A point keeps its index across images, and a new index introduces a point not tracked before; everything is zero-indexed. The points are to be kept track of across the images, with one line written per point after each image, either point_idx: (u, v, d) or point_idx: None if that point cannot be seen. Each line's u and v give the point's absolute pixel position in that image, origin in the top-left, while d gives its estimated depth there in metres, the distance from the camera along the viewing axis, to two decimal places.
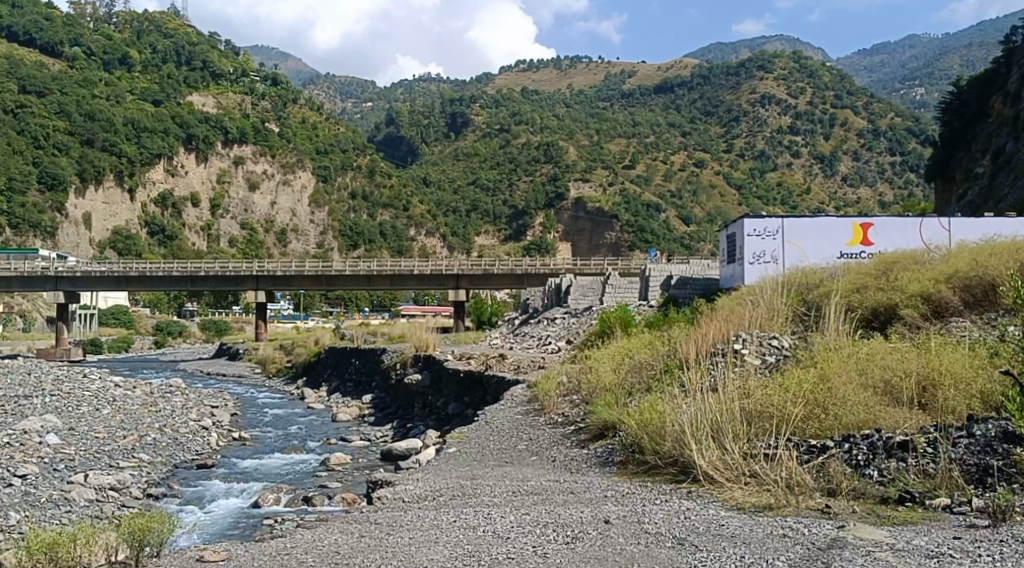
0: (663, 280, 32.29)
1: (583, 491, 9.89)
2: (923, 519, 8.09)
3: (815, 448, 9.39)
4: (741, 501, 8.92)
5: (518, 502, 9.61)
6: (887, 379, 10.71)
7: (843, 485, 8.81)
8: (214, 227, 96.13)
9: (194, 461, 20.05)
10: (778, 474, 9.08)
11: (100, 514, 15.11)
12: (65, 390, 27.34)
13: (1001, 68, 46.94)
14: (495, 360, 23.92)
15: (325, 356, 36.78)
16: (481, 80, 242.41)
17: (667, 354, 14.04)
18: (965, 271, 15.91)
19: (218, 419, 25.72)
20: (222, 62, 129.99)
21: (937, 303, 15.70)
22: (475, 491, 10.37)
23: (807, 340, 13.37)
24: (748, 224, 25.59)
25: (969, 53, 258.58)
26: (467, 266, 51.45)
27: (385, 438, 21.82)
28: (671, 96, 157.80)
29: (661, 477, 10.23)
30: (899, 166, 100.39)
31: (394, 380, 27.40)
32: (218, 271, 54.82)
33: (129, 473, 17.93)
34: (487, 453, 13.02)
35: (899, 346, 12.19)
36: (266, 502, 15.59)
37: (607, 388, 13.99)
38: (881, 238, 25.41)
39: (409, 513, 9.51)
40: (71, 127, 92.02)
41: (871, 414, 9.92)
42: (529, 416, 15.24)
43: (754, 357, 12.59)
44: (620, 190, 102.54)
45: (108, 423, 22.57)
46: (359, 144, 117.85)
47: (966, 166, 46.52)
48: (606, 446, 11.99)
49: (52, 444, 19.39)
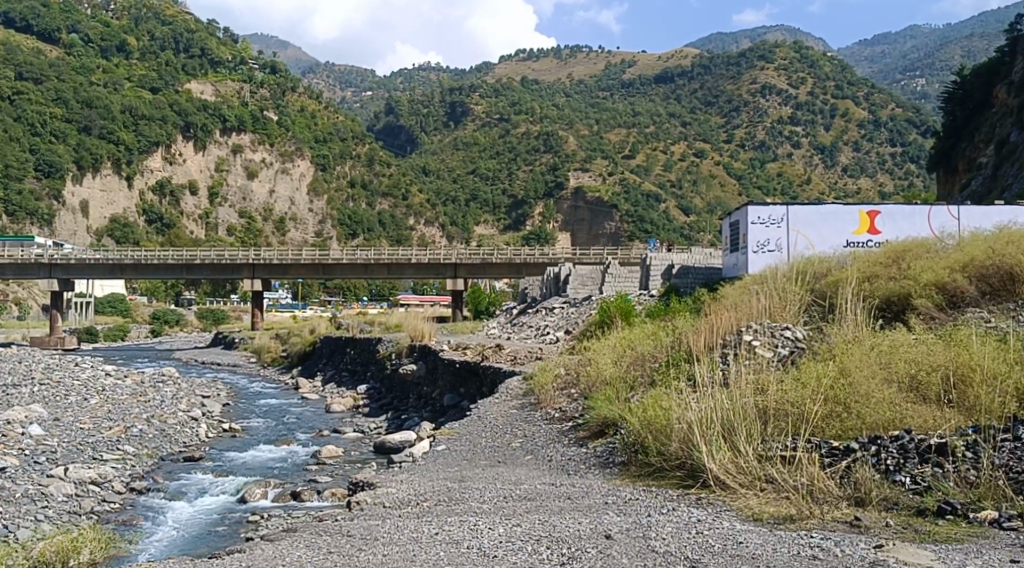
0: (663, 269, 31.40)
1: (581, 497, 9.03)
2: (968, 536, 7.23)
3: (837, 451, 8.51)
4: (758, 512, 8.03)
5: (509, 510, 8.74)
6: (914, 374, 9.83)
7: (871, 493, 7.96)
8: (213, 215, 94.79)
9: (181, 454, 19.17)
10: (799, 481, 8.23)
11: (79, 512, 14.21)
12: (53, 379, 26.42)
13: (1005, 58, 45.87)
14: (491, 350, 23.03)
15: (321, 345, 35.75)
16: (481, 69, 240.68)
17: (671, 346, 13.21)
18: (981, 260, 14.98)
19: (208, 411, 24.82)
20: (220, 49, 128.64)
21: (952, 293, 14.81)
22: (463, 496, 9.52)
23: (822, 332, 12.43)
24: (753, 211, 24.69)
25: (969, 44, 256.70)
26: (465, 256, 50.42)
27: (379, 429, 21.02)
28: (671, 86, 156.60)
29: (667, 481, 9.37)
30: (899, 158, 99.19)
31: (388, 370, 26.55)
32: (215, 259, 53.81)
33: (112, 467, 17.03)
34: (479, 452, 12.13)
35: (924, 336, 11.27)
36: (253, 498, 14.82)
37: (608, 382, 13.10)
38: (888, 226, 24.54)
39: (388, 523, 8.62)
40: (68, 114, 91.05)
41: (897, 412, 9.04)
42: (524, 411, 14.36)
43: (766, 349, 11.60)
44: (620, 180, 101.63)
45: (95, 414, 21.65)
46: (358, 132, 116.88)
47: (969, 156, 45.58)
48: (606, 445, 11.10)
49: (34, 434, 18.52)
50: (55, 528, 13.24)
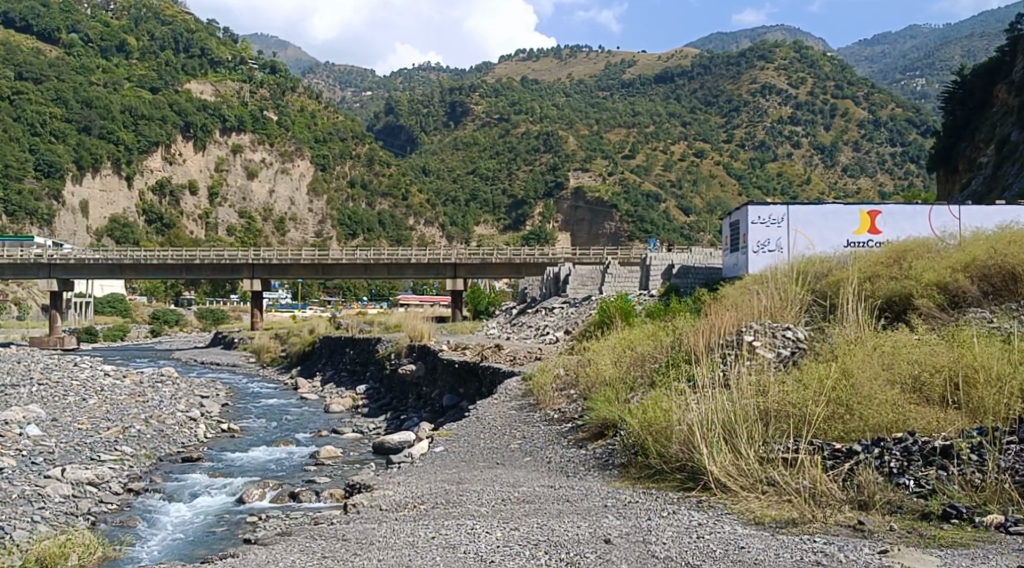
0: (664, 269, 31.29)
1: (580, 500, 8.91)
2: (975, 540, 7.12)
3: (839, 453, 8.38)
4: (761, 515, 7.92)
5: (507, 513, 8.63)
6: (917, 375, 9.72)
7: (875, 497, 7.86)
8: (213, 215, 94.66)
9: (179, 454, 19.06)
10: (801, 483, 8.11)
11: (76, 513, 14.10)
12: (52, 379, 26.34)
13: (1005, 57, 45.79)
14: (490, 350, 22.91)
15: (320, 345, 35.67)
16: (480, 69, 240.44)
17: (672, 347, 13.09)
18: (983, 259, 14.87)
19: (207, 411, 24.73)
20: (220, 49, 128.47)
21: (954, 293, 14.71)
22: (461, 499, 9.41)
23: (824, 331, 12.31)
24: (753, 211, 24.60)
25: (968, 43, 256.44)
26: (464, 256, 50.33)
27: (378, 430, 20.92)
28: (671, 86, 156.56)
29: (668, 484, 9.25)
30: (899, 157, 99.02)
31: (388, 370, 26.47)
32: (213, 259, 53.66)
33: (109, 467, 16.91)
34: (477, 453, 12.03)
35: (926, 336, 11.16)
36: (251, 498, 14.74)
37: (607, 382, 12.99)
38: (888, 226, 24.44)
39: (384, 527, 8.51)
40: (68, 114, 90.93)
41: (900, 414, 8.92)
42: (523, 412, 14.25)
43: (767, 350, 11.49)
44: (619, 180, 101.58)
45: (93, 414, 21.55)
46: (358, 132, 116.79)
47: (970, 156, 45.50)
48: (606, 446, 10.99)
49: (32, 435, 18.41)
50: (52, 530, 13.16)
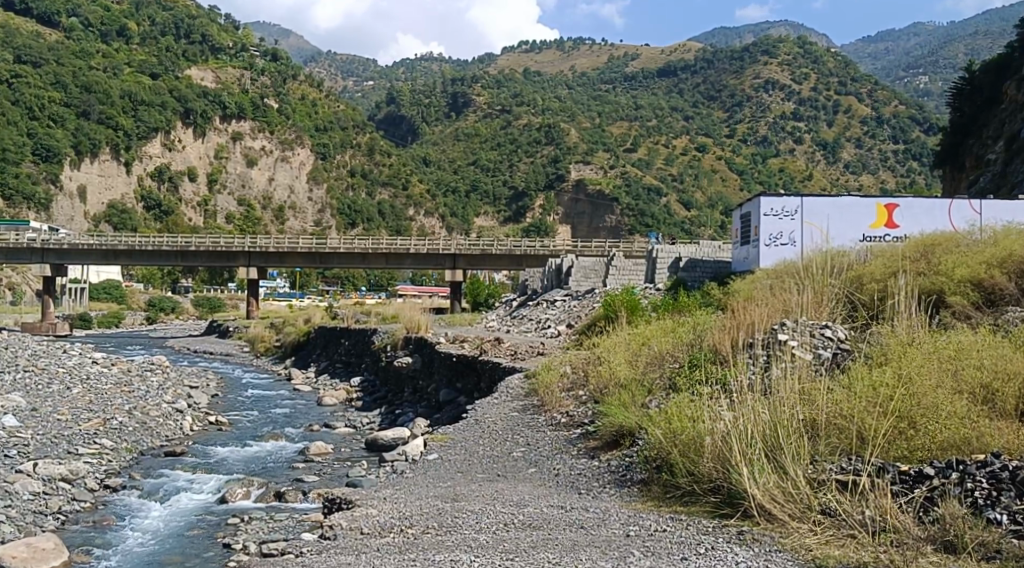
0: (670, 263, 29.85)
1: (596, 526, 7.62)
2: None
3: (908, 477, 7.19)
4: (822, 555, 6.67)
5: (512, 545, 7.30)
6: (985, 383, 8.40)
7: (965, 537, 6.58)
8: (212, 203, 93.39)
9: (163, 448, 17.70)
10: (865, 515, 6.93)
11: (45, 512, 12.71)
12: (38, 366, 24.98)
13: (1014, 54, 44.20)
14: (490, 343, 21.62)
15: (315, 336, 34.32)
16: (483, 61, 238.88)
17: (694, 344, 11.78)
18: (1021, 255, 13.47)
19: (194, 401, 23.45)
20: (221, 36, 126.71)
21: (990, 290, 13.28)
22: (460, 522, 8.13)
23: (867, 331, 10.89)
24: (765, 203, 23.25)
25: (972, 41, 253.26)
26: (464, 246, 48.60)
27: (371, 425, 19.58)
28: (674, 80, 155.18)
29: (699, 508, 7.92)
30: (902, 155, 96.17)
31: (382, 363, 25.15)
32: (209, 246, 52.29)
33: (85, 462, 15.47)
34: (476, 462, 10.69)
35: (988, 339, 9.78)
36: (234, 497, 13.46)
37: (620, 384, 11.64)
38: (907, 220, 22.90)
39: (363, 562, 7.27)
40: (67, 98, 89.18)
41: (973, 429, 7.63)
42: (526, 415, 12.89)
43: (807, 351, 10.08)
44: (621, 173, 100.44)
45: (73, 405, 20.13)
46: (359, 121, 115.27)
47: (977, 153, 43.82)
48: (621, 459, 9.66)
49: (7, 426, 17.01)
50: (21, 531, 11.81)
